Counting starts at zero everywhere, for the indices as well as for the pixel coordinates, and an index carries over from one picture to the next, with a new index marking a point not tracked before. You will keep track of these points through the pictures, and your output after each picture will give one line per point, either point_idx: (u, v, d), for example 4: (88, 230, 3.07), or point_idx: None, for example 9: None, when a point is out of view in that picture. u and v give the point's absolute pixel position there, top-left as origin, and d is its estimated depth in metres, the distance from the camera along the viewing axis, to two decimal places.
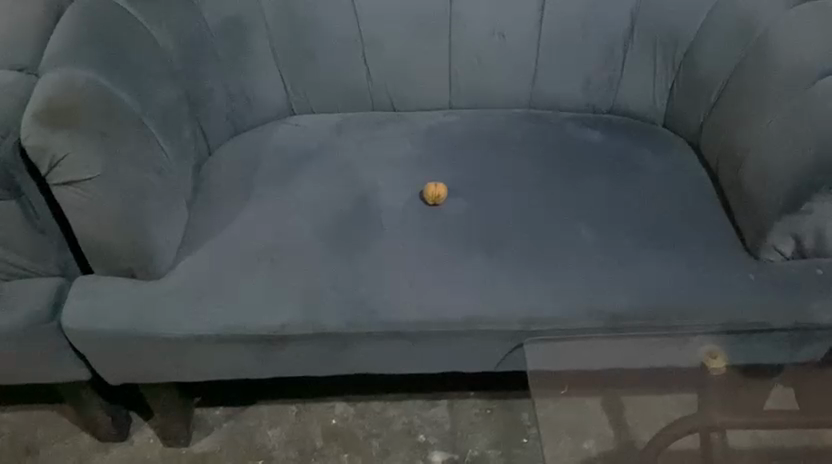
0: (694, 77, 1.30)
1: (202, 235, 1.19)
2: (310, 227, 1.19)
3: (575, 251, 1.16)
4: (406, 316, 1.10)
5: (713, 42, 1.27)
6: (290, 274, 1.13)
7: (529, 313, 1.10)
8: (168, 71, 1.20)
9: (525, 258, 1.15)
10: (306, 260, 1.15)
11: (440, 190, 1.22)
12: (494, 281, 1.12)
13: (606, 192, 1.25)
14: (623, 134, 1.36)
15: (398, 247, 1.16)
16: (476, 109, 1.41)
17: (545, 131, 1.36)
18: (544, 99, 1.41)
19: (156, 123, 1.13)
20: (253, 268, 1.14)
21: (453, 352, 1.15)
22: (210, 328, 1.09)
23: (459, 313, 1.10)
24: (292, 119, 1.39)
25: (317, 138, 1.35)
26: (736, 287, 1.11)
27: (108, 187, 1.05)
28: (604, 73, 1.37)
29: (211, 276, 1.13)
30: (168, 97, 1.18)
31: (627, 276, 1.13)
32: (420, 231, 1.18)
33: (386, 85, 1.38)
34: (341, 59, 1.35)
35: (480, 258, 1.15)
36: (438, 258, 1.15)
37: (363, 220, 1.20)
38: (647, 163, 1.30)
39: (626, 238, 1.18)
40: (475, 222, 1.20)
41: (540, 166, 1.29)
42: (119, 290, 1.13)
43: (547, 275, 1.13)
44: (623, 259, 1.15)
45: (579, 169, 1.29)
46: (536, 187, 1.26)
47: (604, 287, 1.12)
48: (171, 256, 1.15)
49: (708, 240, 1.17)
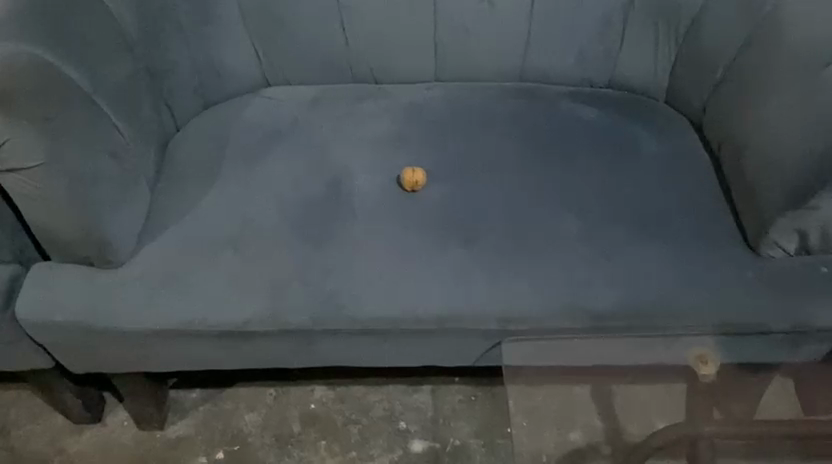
0: (698, 53, 1.20)
1: (165, 220, 1.12)
2: (278, 213, 1.12)
3: (560, 242, 1.08)
4: (376, 313, 1.03)
5: (720, 15, 1.17)
6: (255, 264, 1.07)
7: (508, 313, 1.03)
8: (125, 44, 1.11)
9: (506, 250, 1.08)
10: (274, 248, 1.08)
11: (418, 175, 1.14)
12: (472, 275, 1.05)
13: (598, 177, 1.16)
14: (619, 112, 1.27)
15: (373, 236, 1.09)
16: (463, 82, 1.32)
17: (536, 107, 1.27)
18: (536, 72, 1.31)
19: (109, 103, 1.06)
20: (217, 254, 1.08)
21: (430, 346, 1.09)
22: (168, 322, 1.04)
23: (434, 311, 1.03)
24: (267, 91, 1.31)
25: (292, 113, 1.26)
26: (729, 286, 1.04)
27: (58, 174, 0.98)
28: (600, 44, 1.26)
29: (172, 266, 1.07)
30: (123, 73, 1.10)
31: (613, 272, 1.06)
32: (397, 218, 1.11)
33: (366, 55, 1.29)
34: (318, 29, 1.25)
35: (458, 249, 1.07)
36: (413, 249, 1.08)
37: (335, 206, 1.13)
38: (643, 145, 1.21)
39: (614, 229, 1.10)
40: (455, 209, 1.12)
41: (528, 148, 1.21)
42: (74, 278, 1.07)
43: (529, 270, 1.06)
44: (611, 253, 1.07)
45: (570, 151, 1.20)
46: (523, 172, 1.17)
47: (588, 283, 1.05)
48: (131, 242, 1.09)
49: (706, 232, 1.10)
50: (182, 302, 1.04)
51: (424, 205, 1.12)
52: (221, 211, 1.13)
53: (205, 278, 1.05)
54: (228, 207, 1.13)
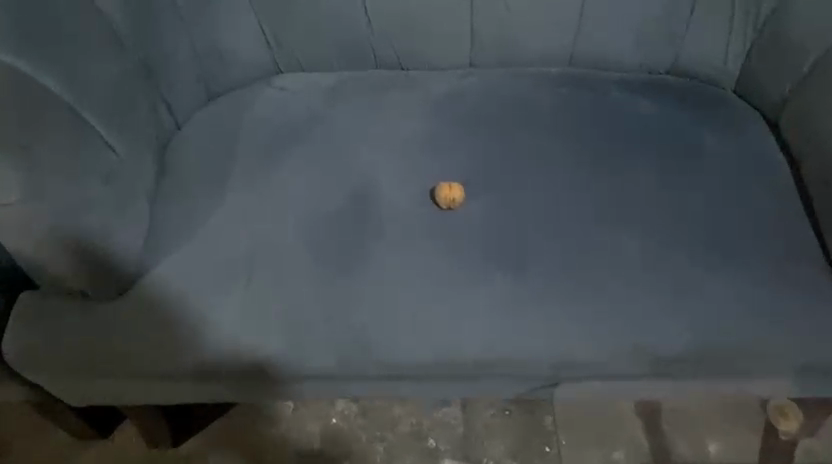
0: (784, 40, 1.03)
1: (166, 242, 0.99)
2: (295, 235, 0.98)
3: (620, 272, 0.94)
4: (412, 356, 0.91)
5: None
6: (269, 296, 0.93)
7: (561, 357, 0.90)
8: (114, 38, 0.96)
9: (559, 281, 0.94)
10: (291, 277, 0.95)
11: (455, 191, 0.99)
12: (518, 311, 0.92)
13: (660, 188, 1.01)
14: (683, 104, 1.10)
15: (404, 265, 0.95)
16: (502, 69, 1.15)
17: (587, 100, 1.11)
18: (587, 56, 1.14)
19: (96, 112, 0.91)
20: (225, 285, 0.94)
21: (469, 387, 0.97)
22: (177, 366, 0.91)
23: (474, 354, 0.91)
24: (278, 80, 1.14)
25: (308, 108, 1.10)
26: (815, 322, 0.91)
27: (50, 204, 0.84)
28: (663, 26, 1.09)
29: (178, 300, 0.94)
30: (111, 76, 0.94)
31: (682, 307, 0.92)
32: (432, 240, 0.97)
33: (391, 39, 1.12)
34: (336, 10, 1.08)
35: (502, 279, 0.94)
36: (449, 279, 0.94)
37: (358, 225, 0.98)
38: (712, 147, 1.05)
39: (682, 253, 0.95)
40: (496, 230, 0.98)
41: (578, 151, 1.05)
42: (64, 311, 0.94)
43: (585, 305, 0.92)
44: (677, 285, 0.93)
45: (628, 155, 1.05)
46: (573, 181, 1.02)
47: (653, 322, 0.91)
48: (129, 269, 0.95)
49: (788, 255, 0.95)
50: (192, 345, 0.91)
51: (460, 225, 0.98)
52: (228, 231, 0.99)
53: (213, 315, 0.93)
54: (237, 225, 0.99)
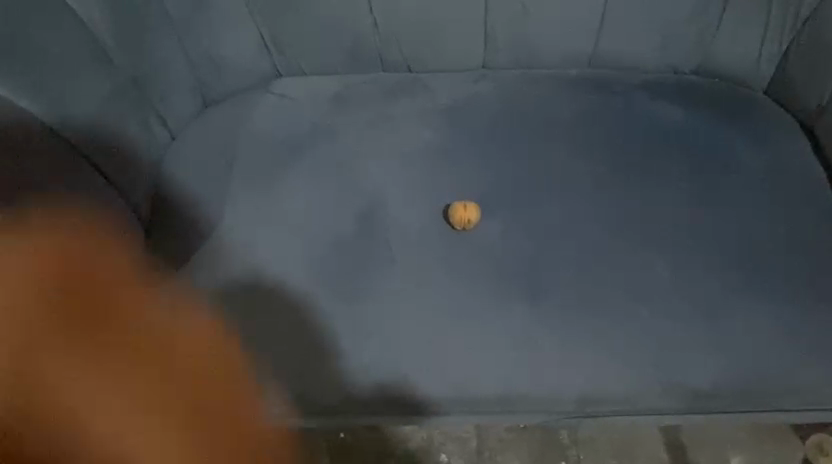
0: (823, 41, 0.96)
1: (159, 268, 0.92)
2: (296, 262, 0.90)
3: (646, 298, 0.88)
4: (423, 397, 0.84)
5: None
6: (272, 329, 0.86)
7: (584, 395, 0.84)
8: (95, 49, 0.90)
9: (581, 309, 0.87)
10: (295, 309, 0.87)
11: (467, 212, 0.93)
12: (540, 342, 0.85)
13: (688, 202, 0.95)
14: (712, 109, 1.03)
15: (414, 294, 0.88)
16: (516, 71, 1.08)
17: (608, 105, 1.04)
18: (606, 57, 1.07)
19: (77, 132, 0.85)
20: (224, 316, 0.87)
21: None
22: None
23: (494, 390, 0.84)
24: (279, 86, 1.07)
25: (311, 117, 1.03)
26: None
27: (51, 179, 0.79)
28: (690, 25, 1.02)
29: None
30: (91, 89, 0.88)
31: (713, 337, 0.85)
32: (444, 265, 0.90)
33: (399, 41, 1.05)
34: (340, 12, 1.01)
35: (522, 310, 0.87)
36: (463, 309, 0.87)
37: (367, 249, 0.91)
38: (744, 158, 0.98)
39: (713, 277, 0.89)
40: (514, 252, 0.91)
41: (599, 162, 0.99)
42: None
43: (609, 335, 0.86)
44: (710, 311, 0.87)
45: (652, 167, 0.98)
46: (595, 195, 0.96)
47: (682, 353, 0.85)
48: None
49: (828, 276, 0.88)
50: None
51: (475, 246, 0.92)
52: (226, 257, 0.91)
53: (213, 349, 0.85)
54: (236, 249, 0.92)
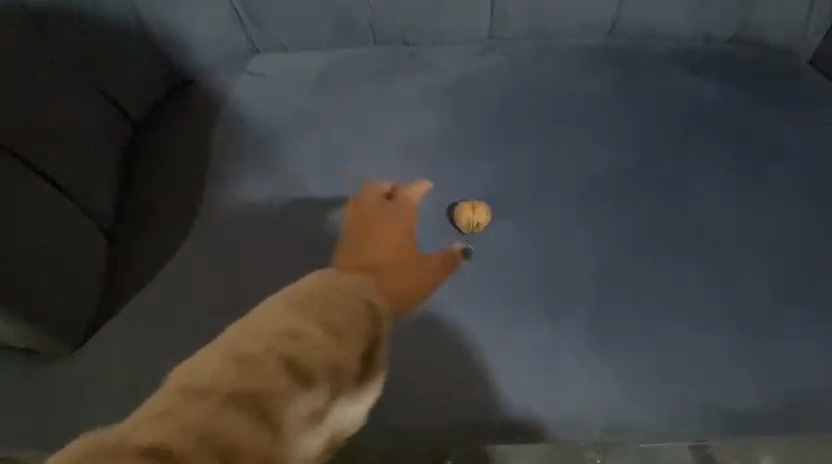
0: None
1: (126, 282, 0.81)
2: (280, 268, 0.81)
3: (679, 304, 0.78)
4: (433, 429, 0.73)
5: None
6: None
7: (612, 421, 0.74)
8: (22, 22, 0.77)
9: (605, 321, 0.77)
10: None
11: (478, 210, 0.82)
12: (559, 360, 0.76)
13: (724, 195, 0.84)
14: (747, 84, 0.92)
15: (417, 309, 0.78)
16: (528, 42, 0.97)
17: (629, 82, 0.92)
18: (629, 26, 0.95)
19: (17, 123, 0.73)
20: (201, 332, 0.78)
21: None
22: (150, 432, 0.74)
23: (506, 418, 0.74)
24: (257, 63, 0.97)
25: (295, 101, 0.93)
26: None
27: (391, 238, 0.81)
28: None
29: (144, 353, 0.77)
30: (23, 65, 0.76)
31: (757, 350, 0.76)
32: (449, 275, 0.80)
33: (395, 11, 0.93)
34: None
35: (538, 328, 0.77)
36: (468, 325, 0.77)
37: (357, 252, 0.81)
38: (787, 140, 0.88)
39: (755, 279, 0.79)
40: (530, 259, 0.80)
41: (621, 147, 0.88)
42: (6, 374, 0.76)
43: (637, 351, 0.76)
44: (754, 324, 0.77)
45: (684, 153, 0.87)
46: (619, 187, 0.85)
47: (721, 369, 0.75)
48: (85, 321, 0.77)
49: None
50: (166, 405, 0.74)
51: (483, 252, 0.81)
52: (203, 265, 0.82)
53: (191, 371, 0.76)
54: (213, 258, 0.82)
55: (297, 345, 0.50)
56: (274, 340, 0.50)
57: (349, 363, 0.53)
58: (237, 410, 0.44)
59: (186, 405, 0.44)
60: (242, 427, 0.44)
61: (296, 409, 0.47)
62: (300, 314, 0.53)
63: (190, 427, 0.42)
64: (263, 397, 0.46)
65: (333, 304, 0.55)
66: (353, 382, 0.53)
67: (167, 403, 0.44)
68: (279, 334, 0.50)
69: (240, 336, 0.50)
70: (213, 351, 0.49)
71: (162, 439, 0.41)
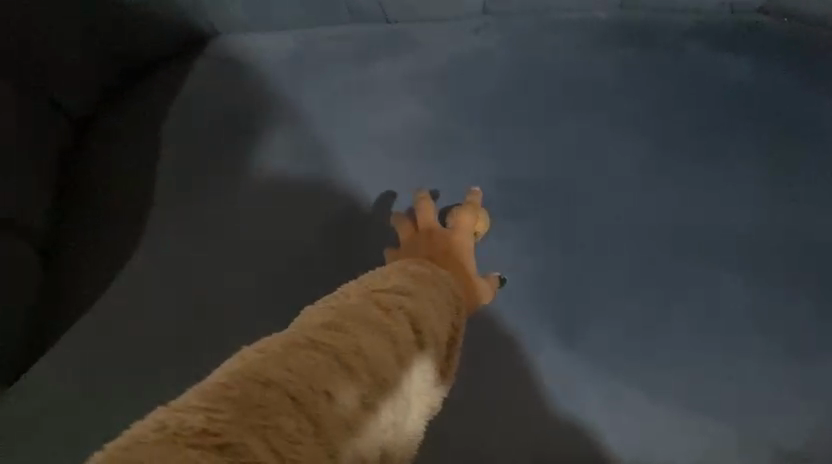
0: None
1: (77, 303, 0.79)
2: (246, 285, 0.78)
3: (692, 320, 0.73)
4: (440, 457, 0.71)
5: None
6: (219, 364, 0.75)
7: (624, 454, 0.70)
8: None
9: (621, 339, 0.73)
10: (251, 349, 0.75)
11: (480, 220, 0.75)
12: (580, 389, 0.72)
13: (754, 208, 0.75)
14: (793, 63, 0.79)
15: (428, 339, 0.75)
16: (530, 16, 0.83)
17: (651, 65, 0.80)
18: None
19: None
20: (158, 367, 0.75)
21: None
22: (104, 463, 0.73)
23: (528, 453, 0.71)
24: (219, 49, 0.87)
25: (264, 95, 0.85)
26: None
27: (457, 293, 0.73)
28: None
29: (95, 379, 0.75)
30: None
31: (784, 375, 0.70)
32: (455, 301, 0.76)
33: None
34: None
35: (552, 354, 0.73)
36: (474, 349, 0.75)
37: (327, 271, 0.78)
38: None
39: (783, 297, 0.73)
40: (540, 279, 0.75)
41: (643, 147, 0.78)
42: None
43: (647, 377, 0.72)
44: (790, 346, 0.71)
45: (705, 146, 0.78)
46: (637, 195, 0.77)
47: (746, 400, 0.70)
48: (24, 349, 0.75)
49: None
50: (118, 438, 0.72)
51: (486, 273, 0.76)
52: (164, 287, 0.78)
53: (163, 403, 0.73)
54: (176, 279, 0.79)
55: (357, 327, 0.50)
56: (338, 322, 0.50)
57: (411, 346, 0.53)
58: (302, 380, 0.43)
59: (259, 374, 0.42)
60: (275, 397, 0.41)
61: (361, 387, 0.46)
62: (360, 305, 0.52)
63: (230, 415, 0.39)
64: (329, 370, 0.45)
65: (389, 296, 0.55)
66: (414, 366, 0.53)
67: (240, 371, 0.43)
68: (338, 320, 0.50)
69: (302, 324, 0.49)
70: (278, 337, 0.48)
71: (214, 406, 0.39)
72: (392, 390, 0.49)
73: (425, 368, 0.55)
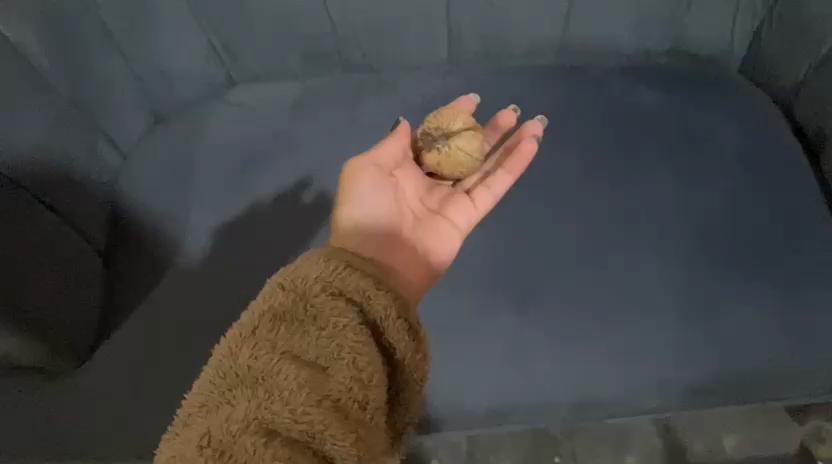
0: (794, 17, 0.94)
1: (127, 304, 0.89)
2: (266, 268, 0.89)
3: (635, 292, 0.86)
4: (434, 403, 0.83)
5: None
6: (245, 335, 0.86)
7: (582, 401, 0.82)
8: (48, 81, 0.85)
9: (571, 306, 0.85)
10: None
11: (443, 118, 0.80)
12: (467, 380, 0.83)
13: (672, 198, 0.92)
14: (684, 92, 1.01)
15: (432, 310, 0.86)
16: (486, 63, 1.05)
17: (585, 95, 1.01)
18: (580, 43, 1.03)
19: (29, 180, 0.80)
20: (191, 346, 0.85)
21: None
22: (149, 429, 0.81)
23: (509, 399, 0.82)
24: (232, 94, 1.04)
25: (271, 129, 1.00)
26: None
27: (442, 195, 0.79)
28: (664, 9, 0.99)
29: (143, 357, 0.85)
30: (38, 131, 0.82)
31: (710, 331, 0.84)
32: (448, 278, 0.88)
33: (358, 40, 1.01)
34: (294, 14, 0.97)
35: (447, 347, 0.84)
36: (451, 322, 0.85)
37: None
38: (723, 141, 0.96)
39: (702, 268, 0.87)
40: (460, 296, 0.86)
41: (583, 155, 0.96)
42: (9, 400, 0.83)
43: (596, 335, 0.84)
44: (716, 307, 0.85)
45: (631, 156, 0.96)
46: (578, 192, 0.93)
47: (681, 353, 0.83)
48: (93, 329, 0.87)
49: (809, 254, 0.87)
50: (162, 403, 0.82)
51: (467, 271, 0.88)
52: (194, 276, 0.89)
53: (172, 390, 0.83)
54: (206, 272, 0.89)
55: (293, 365, 0.56)
56: (275, 360, 0.56)
57: (352, 343, 0.60)
58: (234, 413, 0.53)
59: (208, 450, 0.50)
60: (199, 438, 0.52)
61: (320, 434, 0.54)
62: (290, 330, 0.59)
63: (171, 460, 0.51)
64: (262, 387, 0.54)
65: (315, 302, 0.60)
66: (369, 371, 0.60)
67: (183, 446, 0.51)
68: (264, 362, 0.56)
69: (226, 367, 0.56)
70: (205, 386, 0.56)
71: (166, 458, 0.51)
72: (311, 385, 0.56)
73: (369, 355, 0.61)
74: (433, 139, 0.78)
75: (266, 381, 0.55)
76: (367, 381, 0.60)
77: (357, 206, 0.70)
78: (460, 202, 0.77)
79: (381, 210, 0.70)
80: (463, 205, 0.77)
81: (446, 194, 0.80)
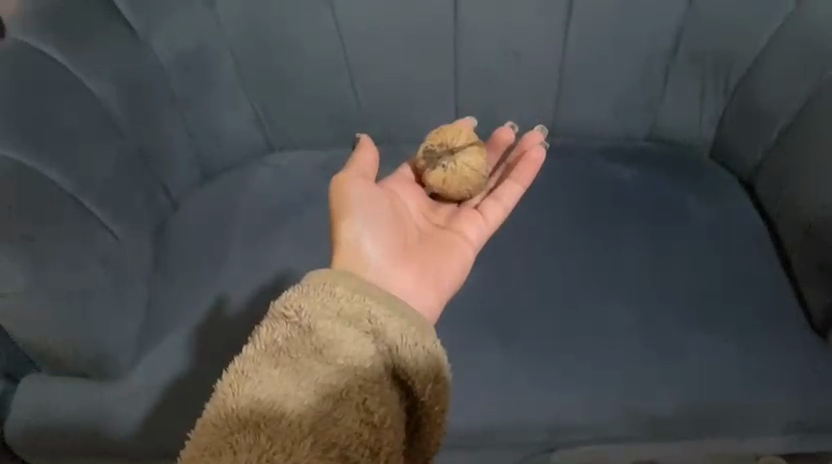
0: (753, 108, 1.10)
1: (165, 323, 1.03)
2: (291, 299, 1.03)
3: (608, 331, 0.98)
4: None
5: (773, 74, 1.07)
6: None
7: (557, 423, 0.94)
8: (121, 133, 1.04)
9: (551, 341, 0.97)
10: None
11: (443, 135, 0.96)
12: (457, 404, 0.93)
13: (645, 255, 1.05)
14: (660, 169, 1.16)
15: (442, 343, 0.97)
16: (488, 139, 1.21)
17: (573, 168, 1.16)
18: (570, 125, 1.20)
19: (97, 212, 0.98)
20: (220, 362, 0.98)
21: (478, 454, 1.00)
22: None
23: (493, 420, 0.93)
24: (271, 157, 1.21)
25: (301, 186, 1.16)
26: (790, 374, 0.96)
27: (446, 212, 0.94)
28: (641, 98, 1.15)
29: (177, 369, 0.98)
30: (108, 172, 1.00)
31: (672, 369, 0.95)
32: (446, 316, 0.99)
33: (380, 115, 1.19)
34: (328, 92, 1.16)
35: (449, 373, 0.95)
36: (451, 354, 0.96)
37: None
38: (692, 210, 1.10)
39: (668, 315, 0.99)
40: (453, 331, 0.97)
41: (568, 216, 1.10)
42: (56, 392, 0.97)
43: (572, 367, 0.95)
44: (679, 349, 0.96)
45: (611, 220, 1.09)
46: (563, 247, 1.06)
47: (646, 386, 0.94)
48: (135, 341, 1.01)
49: (764, 308, 1.00)
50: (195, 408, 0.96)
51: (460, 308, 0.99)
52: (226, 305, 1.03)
53: None
54: (236, 301, 1.03)
55: (298, 411, 0.65)
56: (280, 402, 0.65)
57: (358, 387, 0.68)
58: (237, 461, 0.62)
59: None
60: None
61: None
62: (297, 371, 0.67)
63: None
64: (265, 435, 0.63)
65: (321, 340, 0.69)
66: (380, 414, 0.68)
67: None
68: (267, 407, 0.65)
69: (229, 410, 0.65)
70: (212, 425, 0.65)
71: None
72: (314, 430, 0.65)
73: (381, 394, 0.69)
74: (437, 156, 0.94)
75: (269, 427, 0.64)
76: (378, 424, 0.68)
77: (358, 215, 0.83)
78: (468, 216, 0.92)
79: (381, 219, 0.84)
80: (470, 219, 0.92)
81: (451, 209, 0.95)
